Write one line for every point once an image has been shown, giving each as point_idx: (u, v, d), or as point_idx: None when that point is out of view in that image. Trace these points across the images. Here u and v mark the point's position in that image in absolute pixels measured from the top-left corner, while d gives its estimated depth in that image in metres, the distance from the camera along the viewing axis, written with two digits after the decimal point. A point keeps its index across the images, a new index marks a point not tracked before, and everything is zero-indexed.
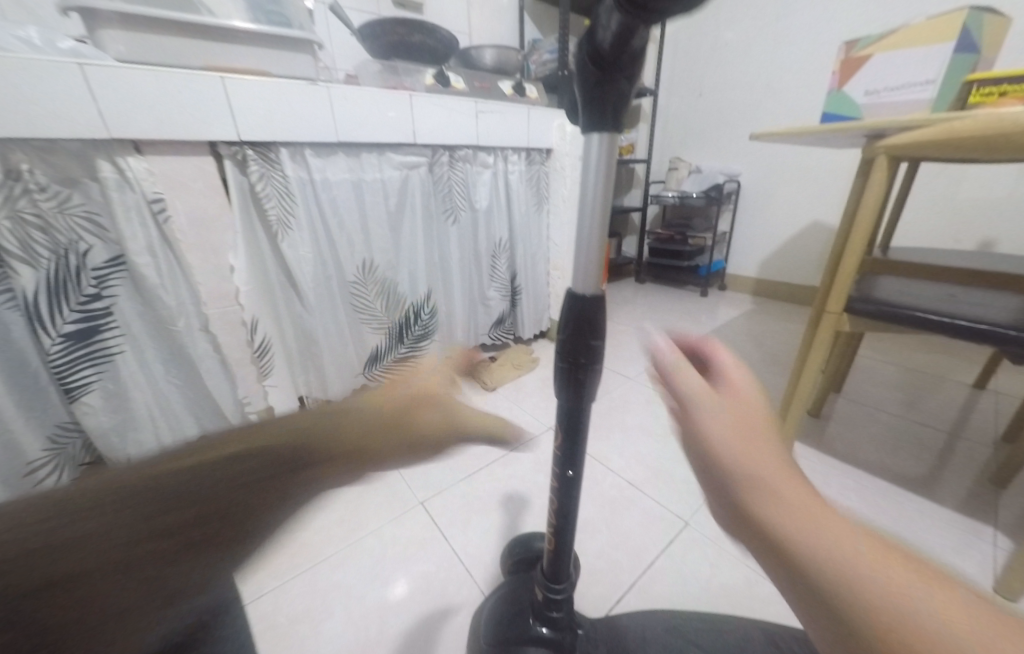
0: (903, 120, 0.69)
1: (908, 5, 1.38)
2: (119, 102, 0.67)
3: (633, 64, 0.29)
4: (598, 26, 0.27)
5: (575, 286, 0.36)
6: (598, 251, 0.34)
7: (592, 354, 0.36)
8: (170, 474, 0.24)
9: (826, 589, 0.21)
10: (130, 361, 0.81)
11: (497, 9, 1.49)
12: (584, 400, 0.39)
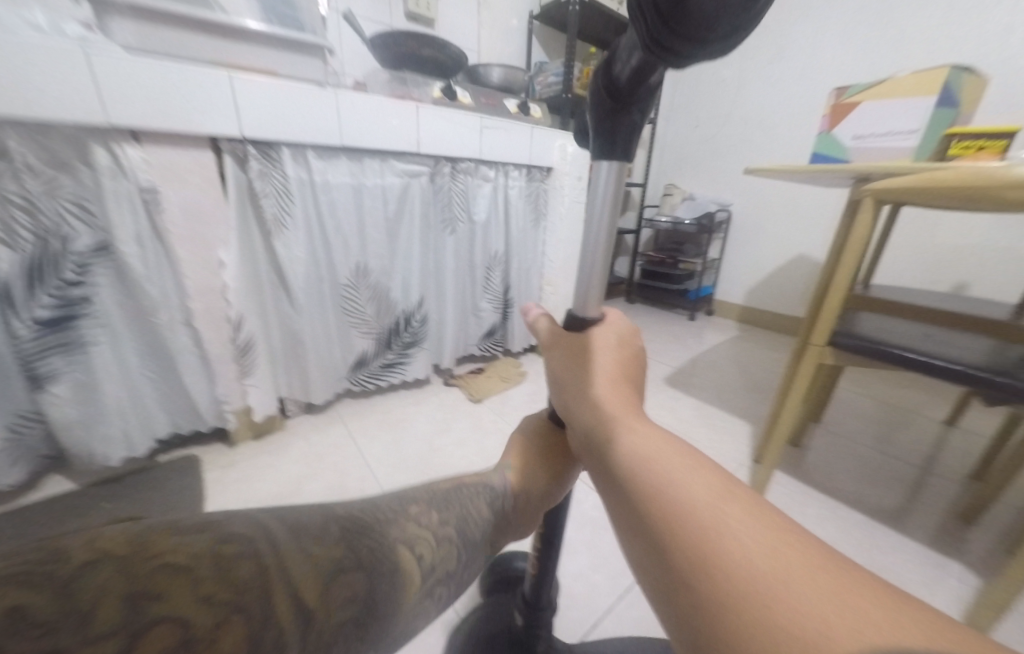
0: (889, 166, 0.73)
1: (895, 58, 1.46)
2: (121, 90, 0.66)
3: (647, 99, 0.31)
4: (619, 60, 0.29)
5: (575, 308, 0.38)
6: (600, 279, 0.36)
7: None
8: (227, 518, 0.25)
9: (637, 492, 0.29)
10: (106, 355, 0.78)
11: (507, 29, 1.53)
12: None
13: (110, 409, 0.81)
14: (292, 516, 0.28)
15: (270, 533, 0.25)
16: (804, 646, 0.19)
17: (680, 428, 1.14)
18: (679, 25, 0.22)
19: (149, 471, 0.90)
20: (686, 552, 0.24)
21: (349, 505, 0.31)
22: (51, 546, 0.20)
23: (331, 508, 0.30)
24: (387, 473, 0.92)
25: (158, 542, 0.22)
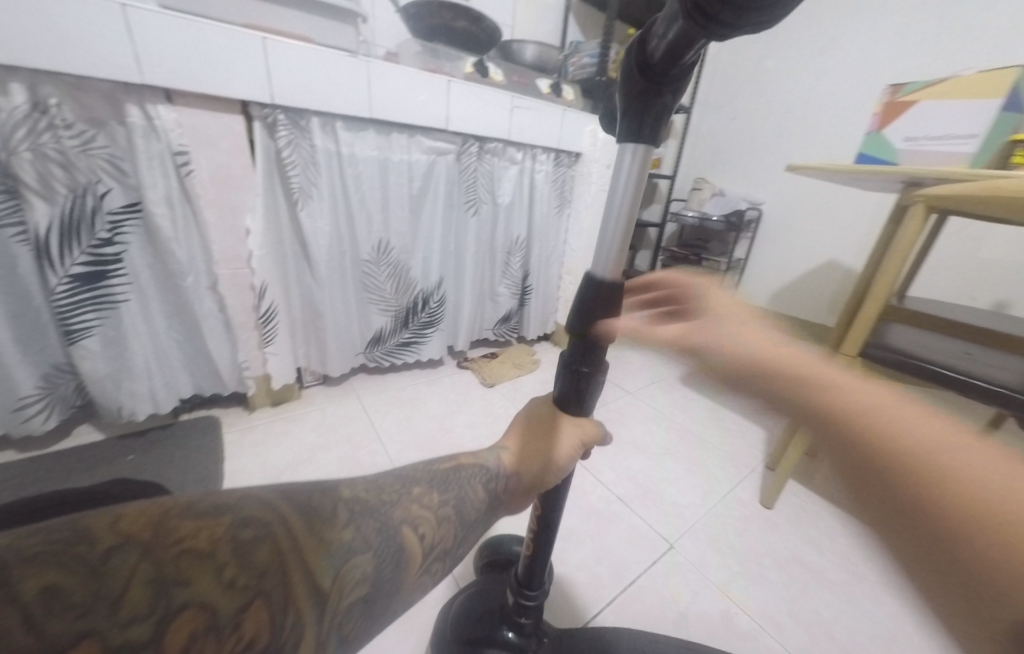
0: (943, 170, 0.67)
1: (957, 55, 1.36)
2: (158, 49, 0.66)
3: (681, 80, 0.29)
4: (655, 34, 0.27)
5: (593, 270, 0.33)
6: (618, 258, 0.33)
7: (596, 358, 0.36)
8: (240, 502, 0.24)
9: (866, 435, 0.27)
10: (134, 312, 0.80)
11: (543, 6, 1.47)
12: (586, 398, 0.37)
13: (137, 367, 0.83)
14: (306, 493, 0.27)
15: (280, 509, 0.25)
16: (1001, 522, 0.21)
17: (692, 429, 1.12)
18: None
19: (170, 428, 0.93)
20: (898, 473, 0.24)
21: (353, 483, 0.30)
22: (74, 525, 0.19)
23: (336, 488, 0.29)
24: (397, 448, 0.93)
25: (178, 524, 0.21)
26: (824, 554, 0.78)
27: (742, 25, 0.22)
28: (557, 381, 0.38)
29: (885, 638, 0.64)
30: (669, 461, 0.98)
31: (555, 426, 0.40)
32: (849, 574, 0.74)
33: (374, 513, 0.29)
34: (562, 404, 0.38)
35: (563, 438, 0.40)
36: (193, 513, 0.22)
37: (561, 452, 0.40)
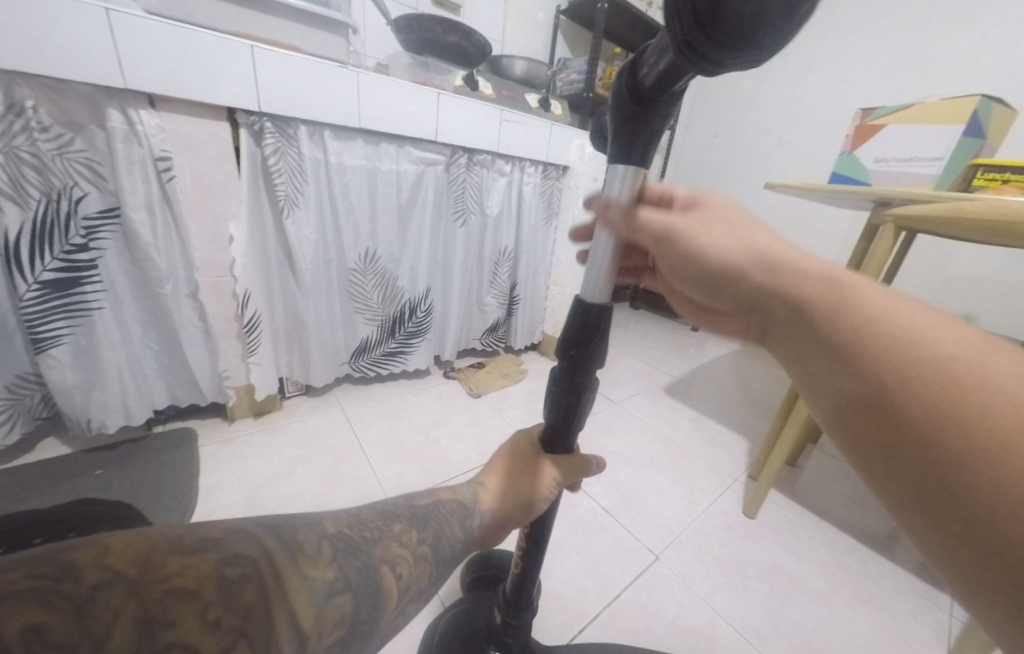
0: (900, 190, 0.69)
1: (922, 83, 1.44)
2: (141, 54, 0.65)
3: (671, 106, 0.29)
4: (646, 63, 0.27)
5: (583, 293, 0.35)
6: (609, 273, 0.35)
7: (585, 383, 0.37)
8: (226, 537, 0.24)
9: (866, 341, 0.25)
10: (108, 320, 0.77)
11: (533, 23, 1.51)
12: (573, 427, 0.39)
13: (110, 377, 0.80)
14: (291, 528, 0.28)
15: (265, 544, 0.25)
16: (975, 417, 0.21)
17: (677, 439, 1.13)
18: (714, 31, 0.21)
19: (144, 440, 0.90)
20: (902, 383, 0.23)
21: (335, 520, 0.31)
22: (59, 559, 0.19)
23: (320, 524, 0.30)
24: (381, 461, 0.92)
25: (165, 559, 0.21)
26: (806, 563, 0.79)
27: (730, 62, 0.23)
28: (545, 414, 0.39)
29: (865, 648, 0.65)
30: (655, 471, 0.99)
31: (540, 463, 0.41)
32: (830, 584, 0.75)
33: (354, 555, 0.29)
34: (555, 435, 0.39)
35: (547, 475, 0.41)
36: (182, 547, 0.22)
37: (545, 489, 0.41)
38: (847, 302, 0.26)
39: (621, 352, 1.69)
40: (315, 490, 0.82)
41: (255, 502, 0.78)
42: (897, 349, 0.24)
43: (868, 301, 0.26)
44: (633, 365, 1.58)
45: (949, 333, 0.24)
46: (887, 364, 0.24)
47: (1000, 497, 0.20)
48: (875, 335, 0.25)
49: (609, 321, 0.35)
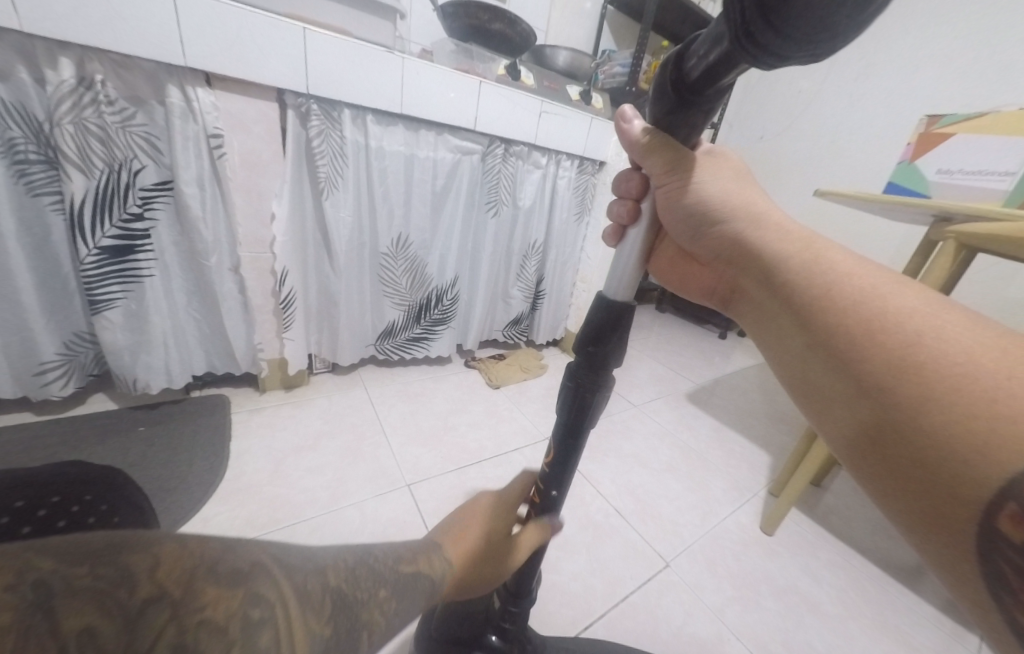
0: (962, 207, 0.64)
1: (996, 90, 1.33)
2: (201, 33, 0.67)
3: (714, 102, 0.29)
4: (694, 54, 0.27)
5: (607, 290, 0.36)
6: (636, 269, 0.36)
7: (600, 377, 0.37)
8: (253, 566, 0.23)
9: (877, 314, 0.28)
10: (156, 287, 0.82)
11: (579, 13, 1.48)
12: (584, 428, 0.40)
13: (155, 341, 0.85)
14: (301, 572, 0.25)
15: (276, 580, 0.23)
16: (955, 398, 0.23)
17: (697, 448, 1.11)
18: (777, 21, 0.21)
19: (181, 403, 0.95)
20: (900, 358, 0.26)
21: (341, 566, 0.28)
22: (119, 563, 0.19)
23: (326, 570, 0.27)
24: (400, 442, 0.94)
25: (205, 585, 0.20)
26: (824, 587, 0.76)
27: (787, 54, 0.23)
28: (559, 411, 0.40)
29: None
30: (672, 478, 0.97)
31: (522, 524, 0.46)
32: (848, 610, 0.72)
33: (350, 619, 0.26)
34: (568, 433, 0.40)
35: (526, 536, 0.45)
36: (209, 568, 0.21)
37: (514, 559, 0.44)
38: (870, 286, 0.29)
39: (644, 354, 1.66)
40: (337, 465, 0.85)
41: (281, 470, 0.82)
42: (912, 342, 0.26)
43: (893, 292, 0.28)
44: (655, 369, 1.55)
45: (970, 333, 0.25)
46: (888, 347, 0.26)
47: (967, 471, 0.22)
48: (919, 329, 0.26)
49: (633, 318, 0.36)
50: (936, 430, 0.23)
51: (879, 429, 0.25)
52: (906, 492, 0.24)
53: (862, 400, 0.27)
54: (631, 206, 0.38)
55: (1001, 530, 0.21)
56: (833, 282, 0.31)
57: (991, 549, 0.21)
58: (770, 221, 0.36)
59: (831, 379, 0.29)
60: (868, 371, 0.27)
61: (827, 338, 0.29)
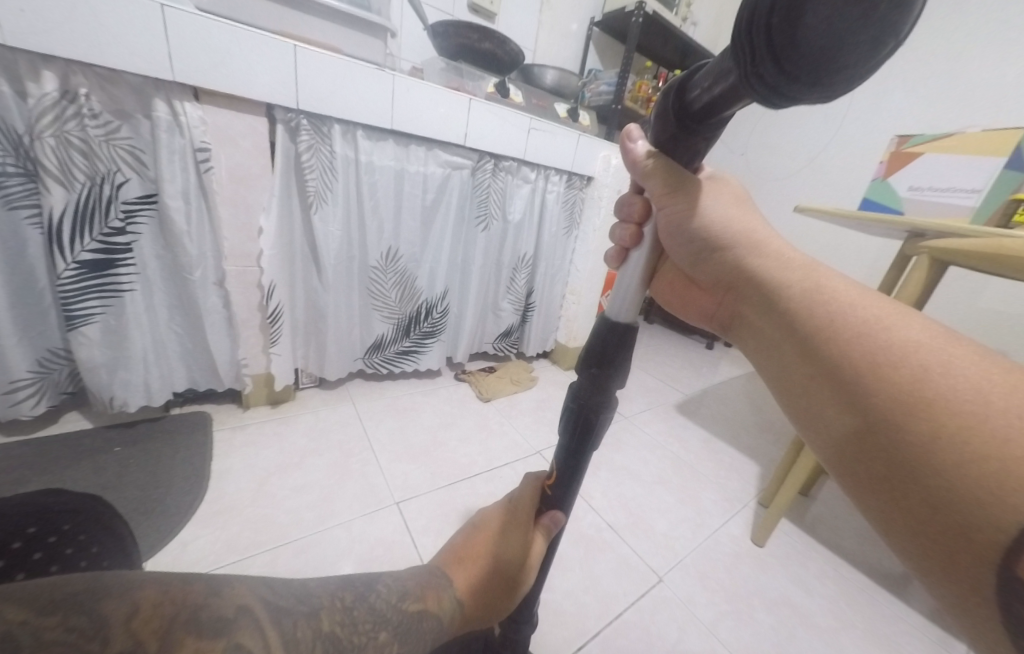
0: (939, 223, 0.66)
1: (959, 112, 1.41)
2: (190, 48, 0.67)
3: (714, 130, 0.31)
4: (697, 85, 0.29)
5: (609, 312, 0.37)
6: (639, 289, 0.37)
7: (605, 396, 0.37)
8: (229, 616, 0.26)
9: (889, 349, 0.28)
10: (138, 302, 0.80)
11: (566, 33, 1.52)
12: (588, 448, 0.39)
13: (135, 358, 0.82)
14: (290, 616, 0.29)
15: (262, 623, 0.27)
16: (973, 438, 0.24)
17: (687, 459, 1.11)
18: (787, 62, 0.23)
19: (161, 421, 0.92)
20: (916, 395, 0.26)
21: (332, 611, 0.31)
22: (95, 612, 0.22)
23: (317, 617, 0.30)
24: (389, 459, 0.92)
25: (182, 638, 0.23)
26: (813, 598, 0.76)
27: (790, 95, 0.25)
28: (561, 434, 0.40)
29: None
30: (663, 490, 0.97)
31: (531, 529, 0.44)
32: (837, 621, 0.72)
33: None
34: (570, 455, 0.40)
35: (538, 543, 0.44)
36: (189, 620, 0.24)
37: (529, 570, 0.43)
38: (878, 319, 0.30)
39: (634, 366, 1.68)
40: (323, 484, 0.83)
41: (264, 490, 0.79)
42: (922, 376, 0.27)
43: (900, 324, 0.29)
44: (644, 380, 1.56)
45: (977, 370, 0.26)
46: (898, 380, 0.27)
47: (982, 512, 0.23)
48: (931, 366, 0.27)
49: (636, 335, 0.36)
50: (952, 470, 0.24)
51: (893, 466, 0.26)
52: (922, 532, 0.25)
53: (877, 437, 0.27)
54: (633, 230, 0.39)
55: (1017, 572, 0.22)
56: (838, 313, 0.31)
57: (1008, 591, 0.22)
58: (772, 249, 0.37)
59: (840, 411, 0.29)
60: (883, 409, 0.27)
61: (835, 368, 0.30)
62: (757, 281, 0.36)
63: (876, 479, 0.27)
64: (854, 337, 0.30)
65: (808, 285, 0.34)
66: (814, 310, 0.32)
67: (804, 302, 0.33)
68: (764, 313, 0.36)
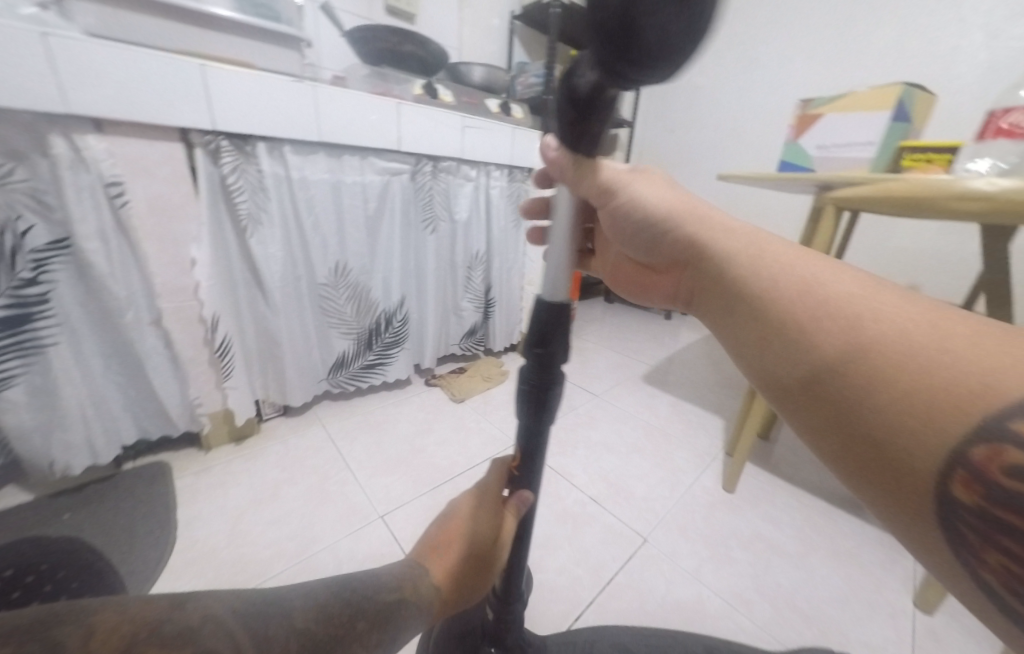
0: (843, 174, 0.71)
1: (850, 71, 1.54)
2: (82, 77, 0.62)
3: (608, 113, 0.32)
4: (578, 75, 0.30)
5: (543, 293, 0.38)
6: (566, 264, 0.38)
7: (553, 371, 0.39)
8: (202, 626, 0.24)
9: (823, 301, 0.32)
10: (65, 356, 0.73)
11: (488, 28, 1.52)
12: (545, 424, 0.41)
13: (71, 416, 0.76)
14: (264, 620, 0.26)
15: (233, 632, 0.24)
16: (896, 372, 0.26)
17: (658, 425, 1.17)
18: (626, 43, 0.24)
19: (113, 478, 0.85)
20: (848, 339, 0.29)
21: (309, 608, 0.29)
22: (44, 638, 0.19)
23: (292, 616, 0.27)
24: (367, 474, 0.91)
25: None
26: (783, 529, 0.83)
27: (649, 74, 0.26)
28: (519, 415, 0.41)
29: (842, 600, 0.69)
30: (639, 457, 1.02)
31: (500, 510, 0.45)
32: (806, 546, 0.79)
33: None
34: (530, 433, 0.41)
35: (508, 523, 0.45)
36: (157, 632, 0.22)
37: (501, 548, 0.44)
38: (814, 279, 0.33)
39: (599, 345, 1.73)
40: (301, 512, 0.80)
41: (239, 529, 0.76)
42: (855, 324, 0.29)
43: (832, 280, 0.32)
44: (611, 357, 1.61)
45: (905, 313, 0.29)
46: (835, 336, 0.30)
47: (910, 439, 0.25)
48: (861, 313, 0.30)
49: (572, 314, 0.39)
50: (885, 404, 0.26)
51: (834, 406, 0.29)
52: (866, 466, 0.27)
53: (818, 383, 0.30)
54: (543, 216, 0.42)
55: (955, 494, 0.24)
56: (781, 276, 0.35)
57: (949, 513, 0.24)
58: (717, 228, 0.40)
59: (789, 365, 0.32)
60: (822, 356, 0.30)
61: (780, 330, 0.33)
62: (706, 255, 0.39)
63: (822, 423, 0.29)
64: (795, 294, 0.33)
65: (752, 255, 0.37)
66: (760, 276, 0.36)
67: (749, 269, 0.36)
68: (717, 286, 0.39)
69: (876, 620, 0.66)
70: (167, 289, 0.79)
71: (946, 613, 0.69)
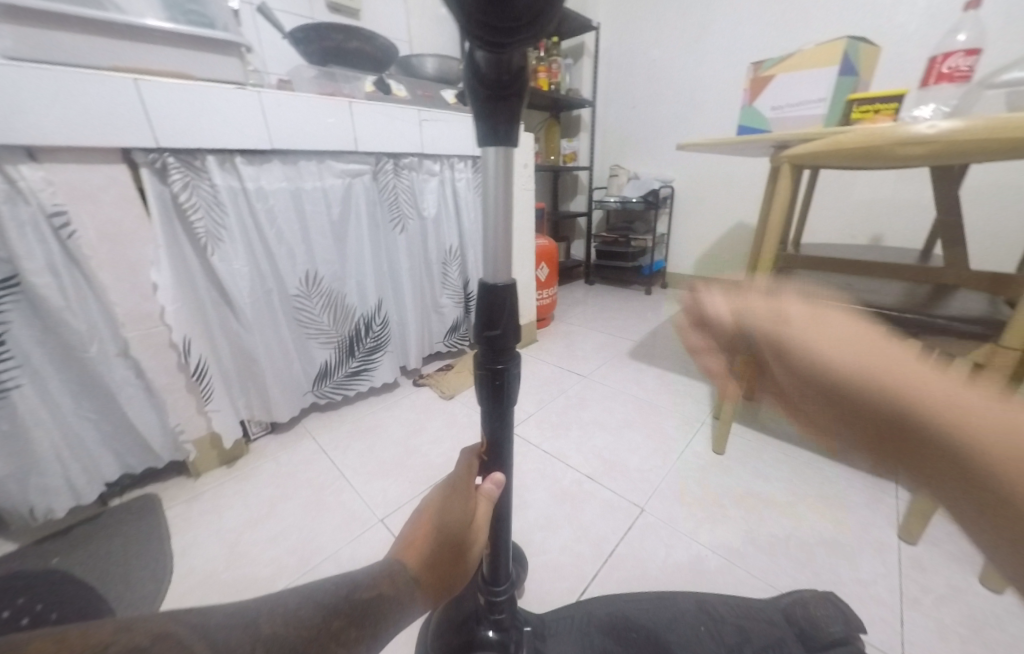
0: (796, 132, 0.72)
1: (799, 30, 1.55)
2: (7, 104, 0.59)
3: (519, 83, 0.32)
4: (474, 54, 0.30)
5: (487, 277, 0.37)
6: (506, 243, 0.36)
7: (507, 355, 0.39)
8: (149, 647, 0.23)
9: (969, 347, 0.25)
10: (30, 398, 0.71)
11: (436, 17, 1.48)
12: (507, 407, 0.41)
13: (46, 458, 0.73)
14: (224, 631, 0.26)
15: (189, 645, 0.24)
16: None
17: (647, 398, 1.19)
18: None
19: (100, 517, 0.83)
20: None
21: (274, 614, 0.29)
22: None
23: (257, 624, 0.28)
24: (363, 480, 0.90)
25: None
26: (773, 483, 0.85)
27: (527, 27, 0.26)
28: (480, 400, 0.41)
29: (833, 542, 0.72)
30: (631, 431, 1.04)
31: (472, 496, 0.45)
32: (795, 495, 0.82)
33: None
34: (494, 417, 0.42)
35: (481, 508, 0.45)
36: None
37: (478, 534, 0.44)
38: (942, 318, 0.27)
39: (584, 327, 1.74)
40: (299, 525, 0.80)
41: (237, 551, 0.75)
42: None
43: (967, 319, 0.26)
44: (596, 338, 1.63)
45: None
46: None
47: None
48: None
49: (515, 297, 0.38)
50: None
51: None
52: None
53: None
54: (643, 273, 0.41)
55: None
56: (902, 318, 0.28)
57: None
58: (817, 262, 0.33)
59: None
60: None
61: None
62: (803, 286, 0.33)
63: None
64: None
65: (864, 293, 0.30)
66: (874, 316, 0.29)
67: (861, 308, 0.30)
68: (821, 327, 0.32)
69: (865, 556, 0.70)
70: (131, 317, 0.77)
71: (929, 541, 0.72)
